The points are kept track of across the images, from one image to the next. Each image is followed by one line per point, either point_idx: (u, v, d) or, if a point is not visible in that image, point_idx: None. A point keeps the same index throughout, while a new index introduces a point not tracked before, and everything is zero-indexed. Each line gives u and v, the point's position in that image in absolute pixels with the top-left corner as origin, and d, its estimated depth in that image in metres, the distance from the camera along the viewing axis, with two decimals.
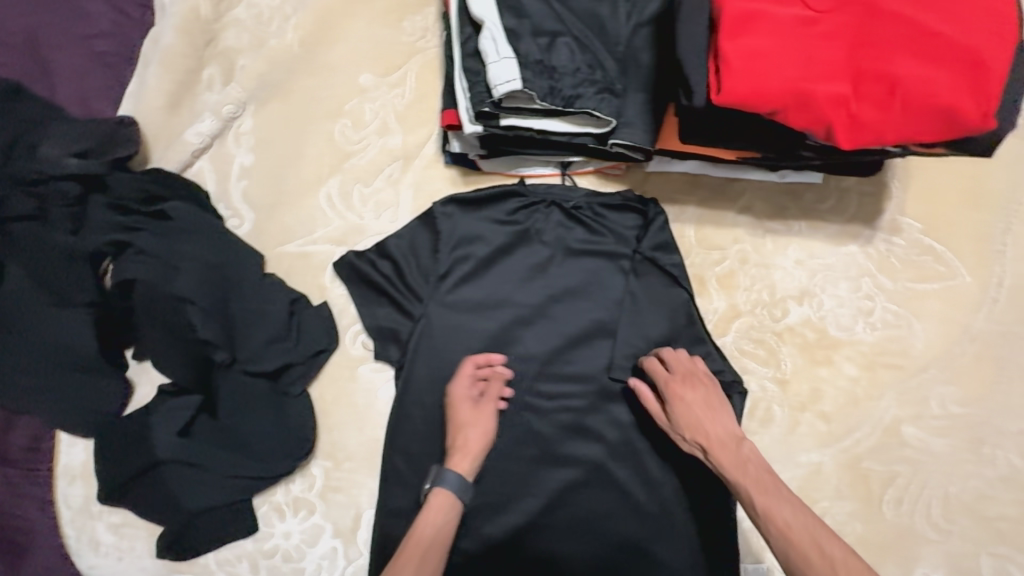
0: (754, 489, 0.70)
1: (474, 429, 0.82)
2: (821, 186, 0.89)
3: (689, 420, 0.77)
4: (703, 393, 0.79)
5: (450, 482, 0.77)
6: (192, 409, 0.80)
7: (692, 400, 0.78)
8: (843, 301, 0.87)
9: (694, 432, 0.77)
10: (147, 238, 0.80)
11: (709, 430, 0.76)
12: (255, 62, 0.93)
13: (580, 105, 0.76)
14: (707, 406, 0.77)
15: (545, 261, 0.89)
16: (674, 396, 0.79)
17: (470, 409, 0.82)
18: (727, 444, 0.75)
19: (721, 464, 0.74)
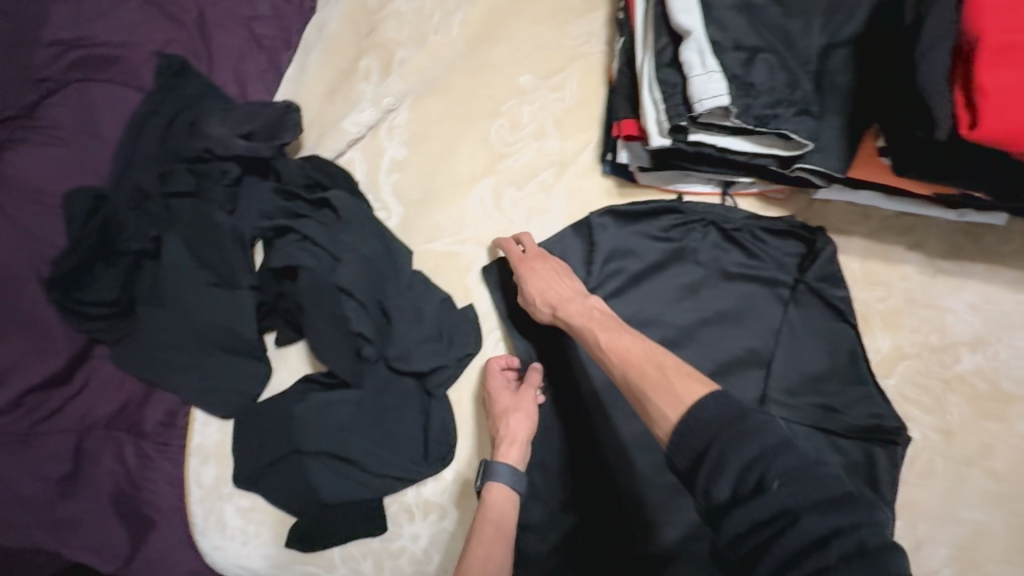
0: (603, 331, 0.69)
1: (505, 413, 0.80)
2: (1002, 229, 0.84)
3: (533, 287, 0.78)
4: (543, 264, 0.80)
5: (502, 475, 0.77)
6: (351, 404, 0.80)
7: (542, 270, 0.79)
8: (1020, 353, 0.82)
9: (542, 296, 0.77)
10: (315, 227, 0.82)
11: (552, 291, 0.77)
12: (416, 55, 0.92)
13: (777, 126, 0.73)
14: (558, 274, 0.79)
15: (698, 281, 0.87)
16: (525, 269, 0.80)
17: (508, 397, 0.81)
18: (571, 299, 0.76)
19: (567, 317, 0.74)
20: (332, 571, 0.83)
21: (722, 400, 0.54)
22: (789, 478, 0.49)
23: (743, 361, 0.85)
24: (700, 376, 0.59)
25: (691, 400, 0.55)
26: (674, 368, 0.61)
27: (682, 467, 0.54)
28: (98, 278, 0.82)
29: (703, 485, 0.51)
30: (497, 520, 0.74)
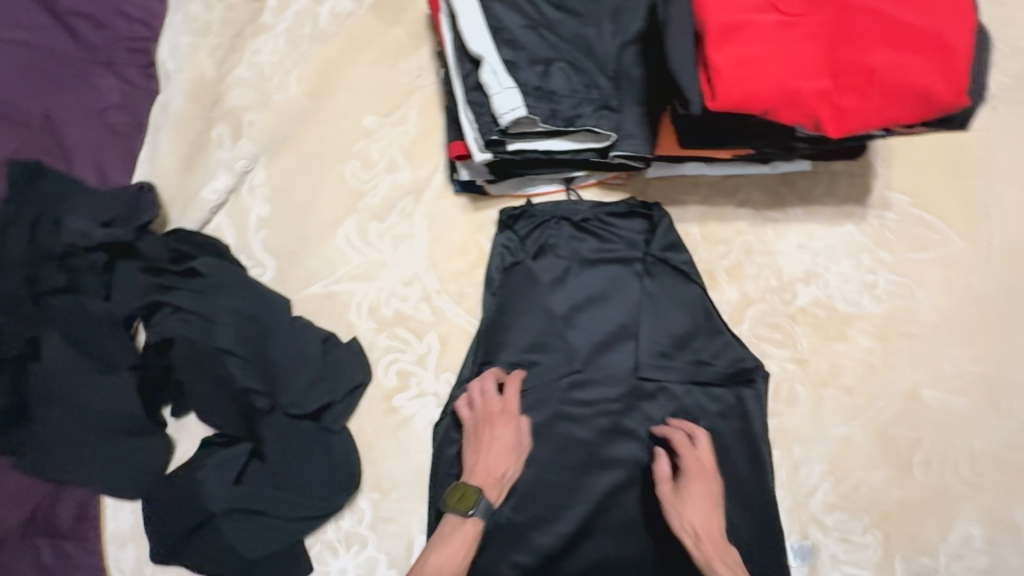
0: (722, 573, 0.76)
1: (501, 444, 0.84)
2: (811, 172, 0.95)
3: (690, 518, 0.80)
4: (704, 485, 0.82)
5: (483, 514, 0.80)
6: (243, 458, 0.82)
7: (698, 492, 0.81)
8: (847, 278, 0.92)
9: (691, 518, 0.80)
10: (186, 296, 0.84)
11: (703, 522, 0.80)
12: (263, 117, 0.97)
13: (582, 123, 0.81)
14: (710, 500, 0.81)
15: (563, 273, 0.93)
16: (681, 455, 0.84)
17: (514, 436, 0.85)
18: (718, 541, 0.79)
19: (709, 556, 0.78)
20: None
21: None
22: None
23: (616, 337, 0.91)
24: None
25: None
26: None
27: None
28: None
29: None
30: (460, 553, 0.77)
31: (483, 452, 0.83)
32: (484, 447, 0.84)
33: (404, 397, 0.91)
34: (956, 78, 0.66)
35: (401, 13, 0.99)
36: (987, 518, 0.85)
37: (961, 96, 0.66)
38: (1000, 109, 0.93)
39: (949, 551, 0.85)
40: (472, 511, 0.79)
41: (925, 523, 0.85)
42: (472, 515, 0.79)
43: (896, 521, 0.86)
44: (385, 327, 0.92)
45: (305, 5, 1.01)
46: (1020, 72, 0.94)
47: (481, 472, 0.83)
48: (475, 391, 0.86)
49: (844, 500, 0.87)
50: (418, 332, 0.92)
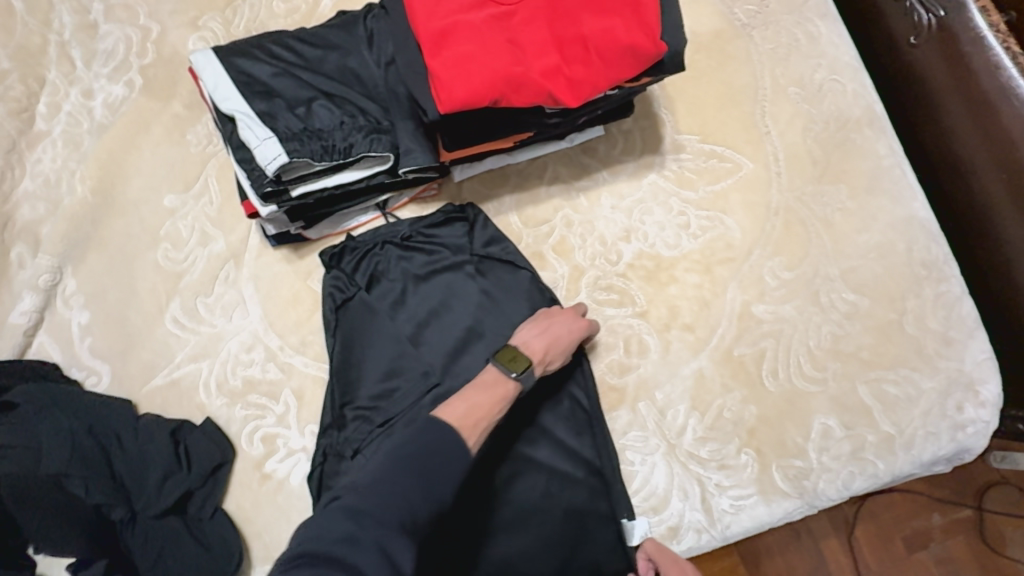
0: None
1: (568, 342, 0.86)
2: (606, 135, 0.99)
3: None
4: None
5: (526, 382, 0.80)
6: None
7: None
8: (663, 224, 0.96)
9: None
10: (4, 432, 0.80)
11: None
12: (58, 225, 0.94)
13: (357, 151, 0.82)
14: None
15: (401, 294, 0.94)
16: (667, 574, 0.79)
17: (574, 339, 0.87)
18: None
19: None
20: None
21: None
22: None
23: (466, 341, 0.93)
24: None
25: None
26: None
27: None
28: None
29: None
30: (494, 405, 0.76)
31: (547, 332, 0.85)
32: (555, 329, 0.86)
33: (274, 460, 0.89)
34: (652, 30, 0.72)
35: (176, 89, 0.99)
36: (839, 406, 0.91)
37: (661, 43, 0.72)
38: (755, 35, 1.01)
39: (816, 447, 0.91)
40: (515, 373, 0.80)
41: (788, 428, 0.91)
42: (515, 378, 0.80)
43: (763, 435, 0.91)
44: (238, 397, 0.91)
45: (77, 103, 0.99)
46: None
47: (535, 347, 0.84)
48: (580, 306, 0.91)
49: (713, 430, 0.91)
50: (272, 393, 0.91)
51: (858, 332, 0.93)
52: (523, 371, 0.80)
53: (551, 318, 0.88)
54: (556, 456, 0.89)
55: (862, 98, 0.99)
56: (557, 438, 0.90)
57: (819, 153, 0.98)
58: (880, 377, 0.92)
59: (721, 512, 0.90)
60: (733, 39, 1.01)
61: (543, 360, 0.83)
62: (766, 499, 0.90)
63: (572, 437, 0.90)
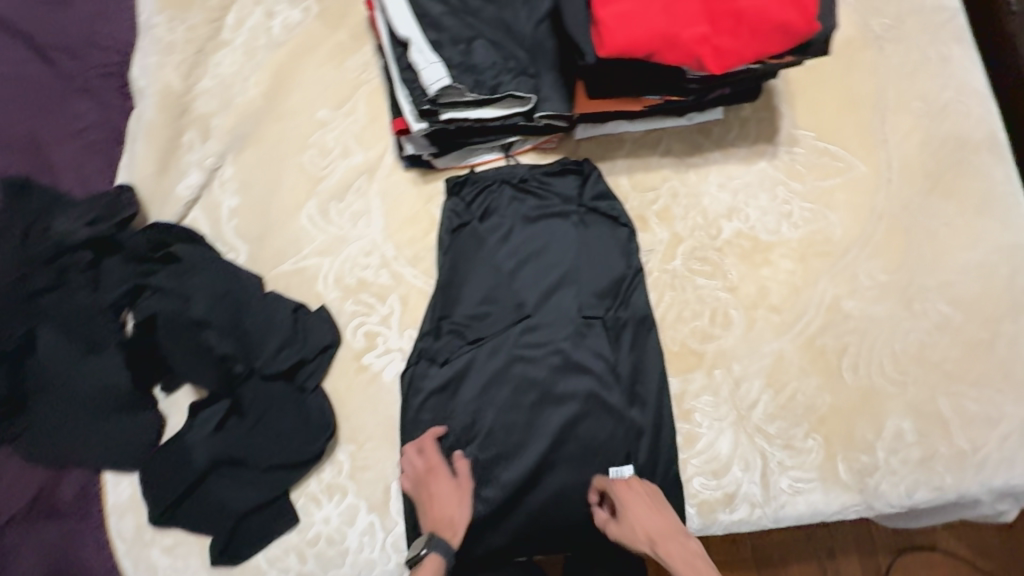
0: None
1: (459, 503, 0.90)
2: (724, 120, 1.05)
3: (644, 525, 0.87)
4: (638, 496, 0.89)
5: (439, 551, 0.86)
6: (222, 412, 0.91)
7: (639, 511, 0.88)
8: (766, 210, 1.01)
9: (644, 526, 0.87)
10: (161, 278, 0.93)
11: (645, 528, 0.86)
12: (227, 119, 1.07)
13: (504, 90, 0.91)
14: (648, 504, 0.88)
15: (508, 231, 1.02)
16: (623, 501, 0.89)
17: (450, 492, 0.90)
18: (675, 538, 0.86)
19: (665, 552, 0.85)
20: None
21: None
22: None
23: (560, 283, 0.99)
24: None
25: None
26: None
27: None
28: None
29: None
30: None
31: (433, 505, 0.90)
32: (434, 502, 0.90)
33: (372, 355, 0.98)
34: (806, 11, 0.78)
35: (344, 20, 1.11)
36: (914, 411, 0.92)
37: (812, 24, 0.78)
38: (887, 48, 1.04)
39: (886, 447, 0.92)
40: (425, 551, 0.86)
41: (859, 423, 0.92)
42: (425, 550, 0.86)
43: (832, 424, 0.93)
44: (351, 294, 1.01)
45: (259, 18, 1.12)
46: (899, 15, 1.05)
47: (439, 516, 0.89)
48: (409, 452, 0.92)
49: (783, 410, 0.94)
50: (381, 295, 1.01)
51: (946, 344, 0.94)
52: (431, 544, 0.86)
53: (424, 482, 0.91)
54: (625, 405, 0.94)
55: (986, 123, 1.00)
56: (633, 388, 0.95)
57: (932, 168, 0.99)
58: (961, 392, 0.92)
59: (778, 490, 0.92)
60: (865, 47, 1.04)
61: (450, 525, 0.89)
62: (825, 487, 0.92)
63: (644, 391, 0.95)
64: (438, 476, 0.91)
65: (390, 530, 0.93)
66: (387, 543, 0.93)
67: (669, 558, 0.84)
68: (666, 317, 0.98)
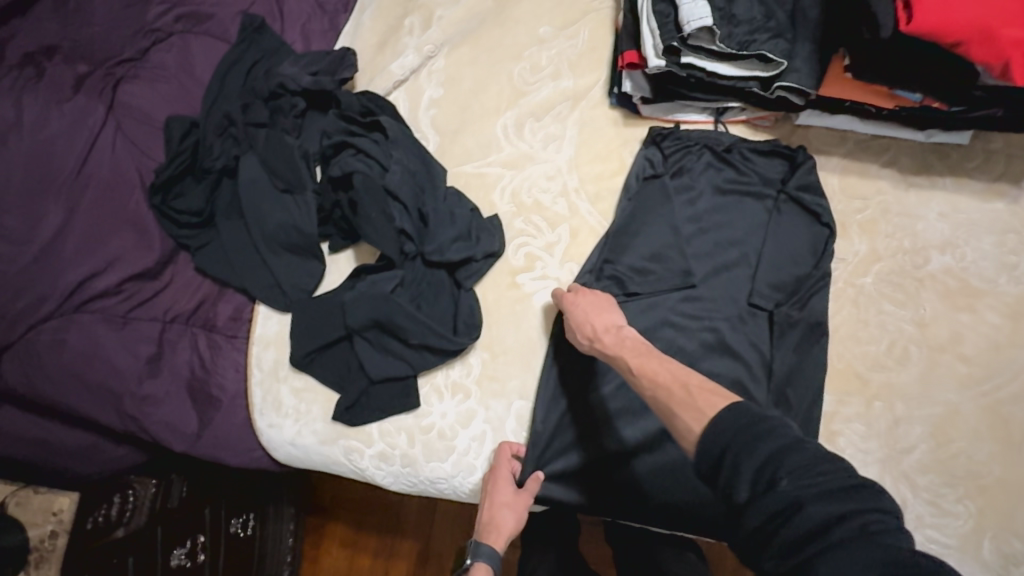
0: (625, 362, 0.78)
1: (512, 515, 0.90)
2: (967, 148, 0.95)
3: (583, 318, 0.85)
4: (577, 299, 0.88)
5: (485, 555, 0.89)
6: (394, 281, 0.94)
7: (584, 305, 0.87)
8: (986, 255, 0.91)
9: (582, 327, 0.85)
10: (365, 142, 0.98)
11: (583, 327, 0.85)
12: (453, 13, 1.09)
13: (755, 48, 0.86)
14: (590, 304, 0.87)
15: (695, 196, 0.98)
16: (570, 302, 0.88)
17: (507, 501, 0.90)
18: (610, 332, 0.83)
19: (603, 345, 0.82)
20: (371, 445, 0.97)
21: (738, 411, 0.62)
22: (798, 475, 0.56)
23: (733, 263, 0.96)
24: (722, 399, 0.66)
25: (714, 414, 0.64)
26: (666, 379, 0.72)
27: (706, 470, 0.62)
28: (191, 191, 1.03)
29: (727, 482, 0.59)
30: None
31: (489, 507, 0.90)
32: (489, 506, 0.90)
33: (527, 276, 0.98)
34: None
35: None
36: None
37: None
38: None
39: None
40: (471, 560, 0.90)
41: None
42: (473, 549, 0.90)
43: (992, 498, 0.84)
44: (523, 212, 1.01)
45: None
46: None
47: (500, 522, 0.90)
48: (501, 454, 0.92)
49: (940, 466, 0.86)
50: (551, 222, 1.00)
51: None
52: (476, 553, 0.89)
53: (490, 486, 0.91)
54: (770, 405, 0.89)
55: None
56: (783, 392, 0.90)
57: None
58: None
59: None
60: None
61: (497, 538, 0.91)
62: (962, 561, 0.84)
63: (793, 399, 0.90)
64: (494, 484, 0.90)
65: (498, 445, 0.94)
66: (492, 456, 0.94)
67: (604, 352, 0.81)
68: (840, 332, 0.92)
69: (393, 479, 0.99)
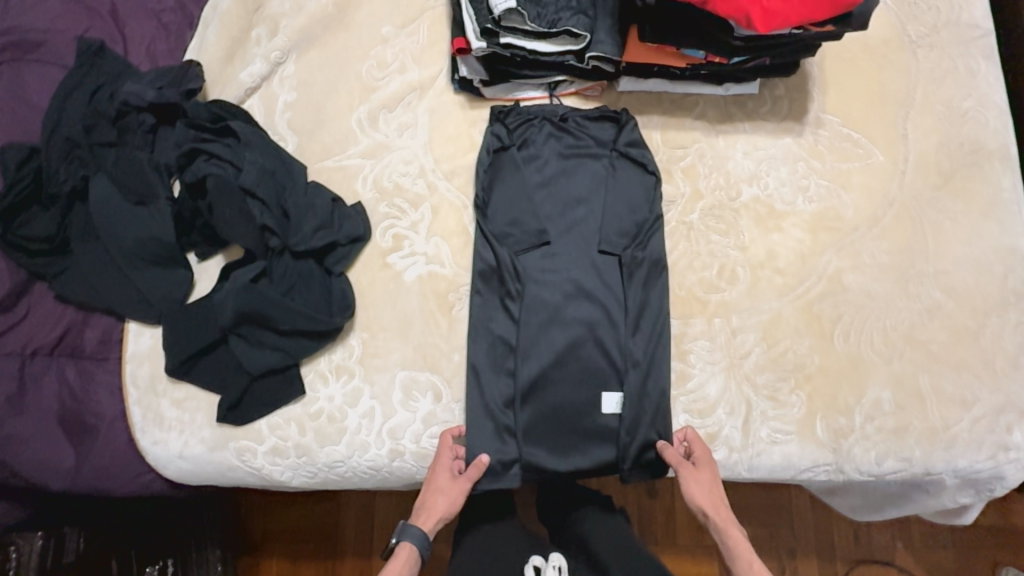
0: (740, 548, 0.89)
1: (445, 499, 0.92)
2: (758, 96, 1.11)
3: (704, 492, 0.92)
4: (710, 473, 0.93)
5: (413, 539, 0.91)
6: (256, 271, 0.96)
7: (709, 494, 0.92)
8: (784, 182, 1.07)
9: (703, 500, 0.92)
10: (218, 148, 1.01)
11: (706, 496, 0.92)
12: (296, 21, 1.13)
13: (562, 25, 0.98)
14: (716, 485, 0.93)
15: (542, 164, 1.07)
16: (707, 468, 0.94)
17: (446, 484, 0.93)
18: (723, 516, 0.92)
19: (722, 523, 0.91)
20: (262, 442, 0.98)
21: None
22: None
23: (583, 218, 1.05)
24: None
25: None
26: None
27: None
28: (40, 218, 1.00)
29: None
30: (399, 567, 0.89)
31: (426, 491, 0.93)
32: (426, 490, 0.93)
33: (397, 256, 1.03)
34: None
35: None
36: (896, 383, 0.98)
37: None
38: (919, 53, 1.11)
39: (863, 412, 0.97)
40: (397, 539, 0.92)
41: (843, 386, 0.98)
42: (404, 534, 0.92)
43: (817, 383, 0.98)
44: (386, 197, 1.06)
45: None
46: (935, 25, 1.12)
47: (434, 503, 0.92)
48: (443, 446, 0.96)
49: (773, 363, 0.99)
50: (414, 203, 1.06)
51: (934, 326, 1.00)
52: (402, 533, 0.92)
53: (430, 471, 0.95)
54: (626, 336, 1.00)
55: (1000, 135, 1.07)
56: (636, 323, 1.00)
57: (946, 166, 1.06)
58: (941, 372, 0.98)
59: (757, 438, 0.97)
60: (900, 50, 1.11)
61: (427, 518, 0.92)
62: (801, 442, 0.97)
63: (645, 329, 1.00)
64: (434, 469, 0.94)
65: (388, 418, 0.98)
66: (383, 429, 0.98)
67: (722, 529, 0.91)
68: (678, 264, 1.04)
69: (292, 474, 0.99)
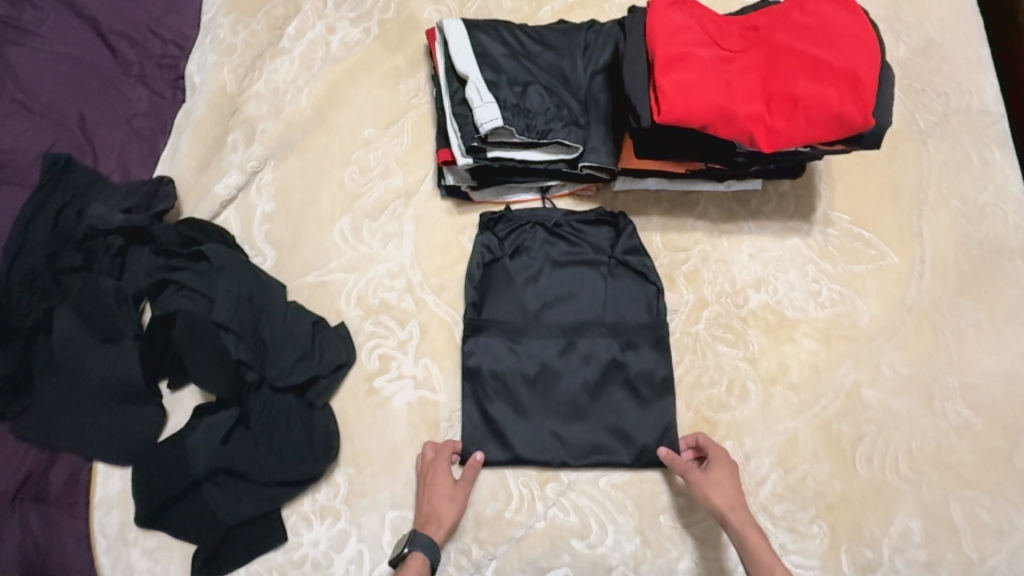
0: (762, 552, 0.80)
1: (448, 503, 0.89)
2: (762, 192, 1.05)
3: (719, 496, 0.86)
4: (725, 471, 0.89)
5: (421, 546, 0.85)
6: (231, 420, 0.89)
7: (722, 490, 0.87)
8: (794, 286, 1.00)
9: (719, 494, 0.86)
10: (188, 276, 0.95)
11: (725, 496, 0.86)
12: (274, 126, 1.08)
13: (553, 136, 0.92)
14: (733, 485, 0.88)
15: (536, 272, 1.00)
16: (715, 469, 0.89)
17: (446, 483, 0.90)
18: (737, 509, 0.86)
19: (741, 525, 0.84)
20: None
21: None
22: None
23: (582, 329, 0.97)
24: None
25: None
26: None
27: None
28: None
29: None
30: None
31: (428, 499, 0.89)
32: (427, 497, 0.89)
33: (384, 379, 0.97)
34: (864, 105, 0.79)
35: (404, 44, 1.12)
36: (925, 512, 0.90)
37: (869, 119, 0.79)
38: (930, 144, 1.05)
39: (891, 545, 0.90)
40: (408, 549, 0.85)
41: (869, 517, 0.91)
42: (412, 547, 0.85)
43: (840, 514, 0.91)
44: (371, 314, 1.00)
45: (319, 34, 1.13)
46: (945, 112, 1.06)
47: (440, 507, 0.89)
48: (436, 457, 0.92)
49: (791, 492, 0.92)
50: (401, 320, 1.00)
51: (963, 447, 0.93)
52: (413, 543, 0.85)
53: (424, 480, 0.91)
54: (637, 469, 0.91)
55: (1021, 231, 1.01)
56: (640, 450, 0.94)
57: (966, 267, 1.00)
58: (975, 499, 0.91)
59: None
60: (910, 141, 1.05)
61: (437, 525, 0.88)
62: None
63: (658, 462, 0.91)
64: (430, 472, 0.91)
65: (377, 563, 0.90)
66: None
67: (740, 534, 0.83)
68: (684, 381, 0.97)
69: None
